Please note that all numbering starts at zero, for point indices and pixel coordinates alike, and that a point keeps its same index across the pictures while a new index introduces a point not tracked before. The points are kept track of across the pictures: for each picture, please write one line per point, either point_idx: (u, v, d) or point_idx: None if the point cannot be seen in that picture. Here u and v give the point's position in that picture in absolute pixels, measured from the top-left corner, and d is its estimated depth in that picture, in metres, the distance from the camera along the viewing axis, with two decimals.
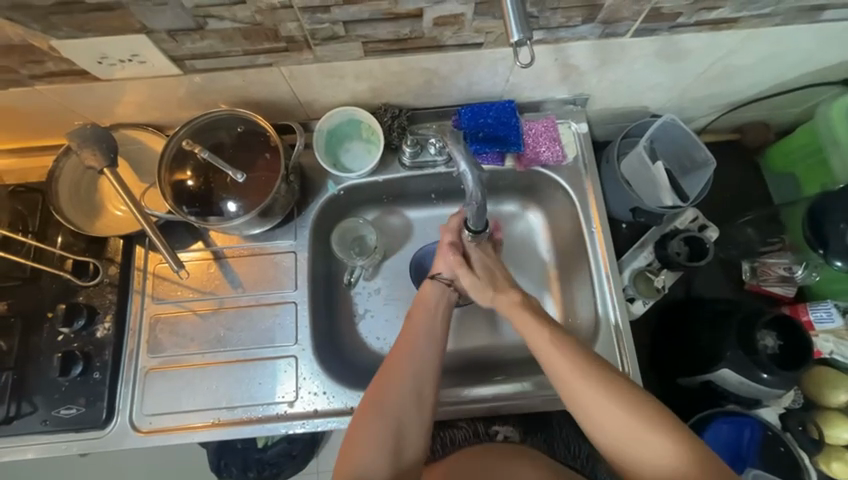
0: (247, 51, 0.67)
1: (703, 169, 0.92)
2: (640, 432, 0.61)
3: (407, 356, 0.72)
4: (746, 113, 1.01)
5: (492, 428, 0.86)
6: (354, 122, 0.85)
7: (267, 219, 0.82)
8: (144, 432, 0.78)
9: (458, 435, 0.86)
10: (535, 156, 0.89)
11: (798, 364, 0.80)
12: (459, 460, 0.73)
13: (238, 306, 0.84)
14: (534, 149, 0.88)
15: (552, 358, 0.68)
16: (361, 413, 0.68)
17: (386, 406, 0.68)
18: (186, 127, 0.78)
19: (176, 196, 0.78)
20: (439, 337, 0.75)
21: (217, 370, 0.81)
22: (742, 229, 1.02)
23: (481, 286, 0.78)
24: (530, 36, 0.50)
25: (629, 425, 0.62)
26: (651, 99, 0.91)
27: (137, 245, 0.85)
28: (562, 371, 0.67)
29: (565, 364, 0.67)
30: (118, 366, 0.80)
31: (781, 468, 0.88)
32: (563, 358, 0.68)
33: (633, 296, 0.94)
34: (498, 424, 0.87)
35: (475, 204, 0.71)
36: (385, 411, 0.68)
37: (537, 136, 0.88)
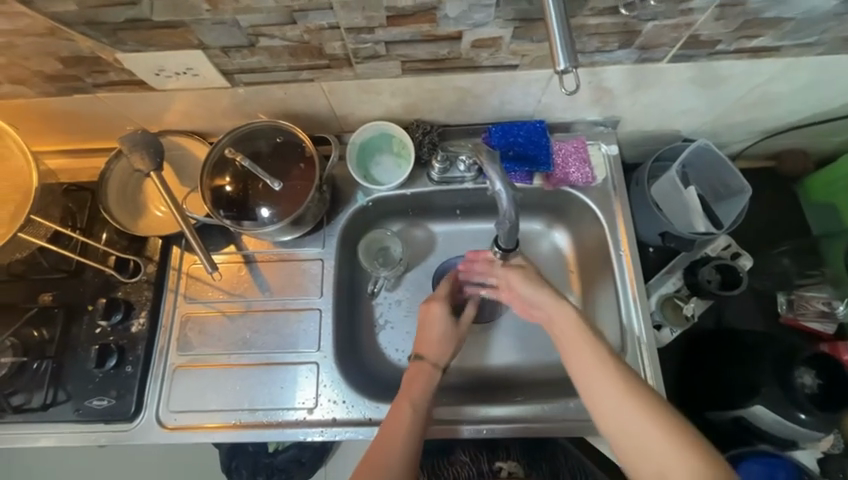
0: (291, 67, 0.70)
1: (738, 196, 0.90)
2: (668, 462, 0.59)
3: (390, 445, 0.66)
4: (784, 140, 0.99)
5: (496, 464, 0.91)
6: (386, 136, 0.88)
7: (298, 226, 0.84)
8: (168, 428, 0.80)
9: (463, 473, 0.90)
10: (565, 175, 0.88)
11: (840, 406, 0.76)
12: None
13: (265, 310, 0.86)
14: (563, 168, 0.88)
15: (589, 372, 0.66)
16: None
17: None
18: (229, 136, 0.82)
19: (215, 201, 0.81)
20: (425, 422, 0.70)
21: (241, 372, 0.82)
22: (778, 260, 0.99)
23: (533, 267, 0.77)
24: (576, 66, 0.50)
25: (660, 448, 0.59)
26: (684, 123, 0.90)
27: (174, 245, 0.89)
28: (595, 386, 0.65)
29: (588, 355, 0.67)
30: (149, 361, 0.83)
31: None
32: (588, 351, 0.67)
33: (660, 323, 0.92)
34: (501, 459, 0.92)
35: (509, 221, 0.70)
36: None
37: (566, 155, 0.89)
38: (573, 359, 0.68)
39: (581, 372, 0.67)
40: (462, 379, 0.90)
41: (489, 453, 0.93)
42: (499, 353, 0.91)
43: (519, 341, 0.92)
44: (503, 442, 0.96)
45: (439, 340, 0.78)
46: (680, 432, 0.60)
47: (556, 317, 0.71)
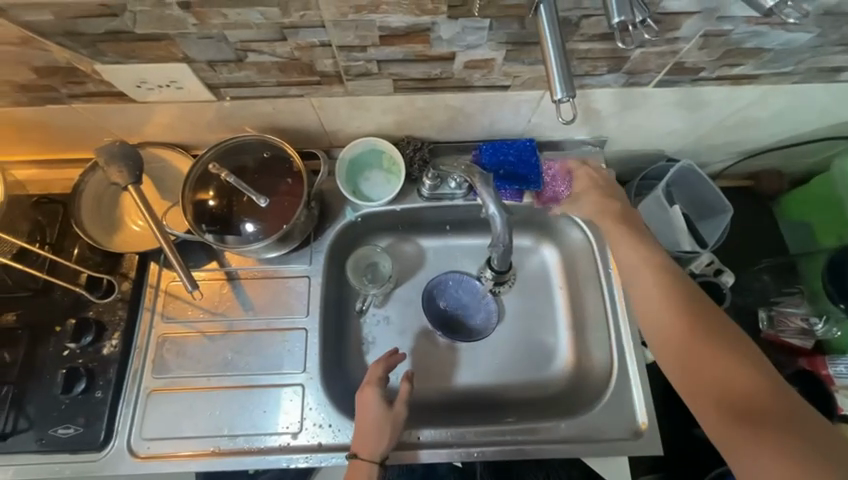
0: (280, 83, 0.69)
1: (720, 215, 0.92)
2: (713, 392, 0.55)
3: None
4: (761, 161, 1.02)
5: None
6: (377, 151, 0.87)
7: (285, 243, 0.82)
8: (141, 458, 0.75)
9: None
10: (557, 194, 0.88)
11: (822, 421, 0.78)
12: None
13: (248, 330, 0.82)
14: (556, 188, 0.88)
15: (652, 295, 0.63)
16: None
17: None
18: (213, 150, 0.80)
19: (197, 216, 0.78)
20: None
21: (221, 396, 0.79)
22: (757, 277, 1.02)
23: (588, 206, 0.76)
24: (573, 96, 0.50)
25: (712, 371, 0.56)
26: (668, 144, 0.92)
27: (152, 261, 0.85)
28: (645, 290, 0.64)
29: (631, 254, 0.68)
30: (121, 385, 0.78)
31: None
32: (630, 247, 0.68)
33: None
34: None
35: (503, 244, 0.75)
36: None
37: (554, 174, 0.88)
38: (616, 246, 0.70)
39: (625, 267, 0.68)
40: (450, 399, 0.89)
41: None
42: (490, 370, 0.90)
43: (509, 359, 0.91)
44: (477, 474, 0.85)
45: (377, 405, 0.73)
46: (731, 355, 0.56)
47: (607, 229, 0.72)
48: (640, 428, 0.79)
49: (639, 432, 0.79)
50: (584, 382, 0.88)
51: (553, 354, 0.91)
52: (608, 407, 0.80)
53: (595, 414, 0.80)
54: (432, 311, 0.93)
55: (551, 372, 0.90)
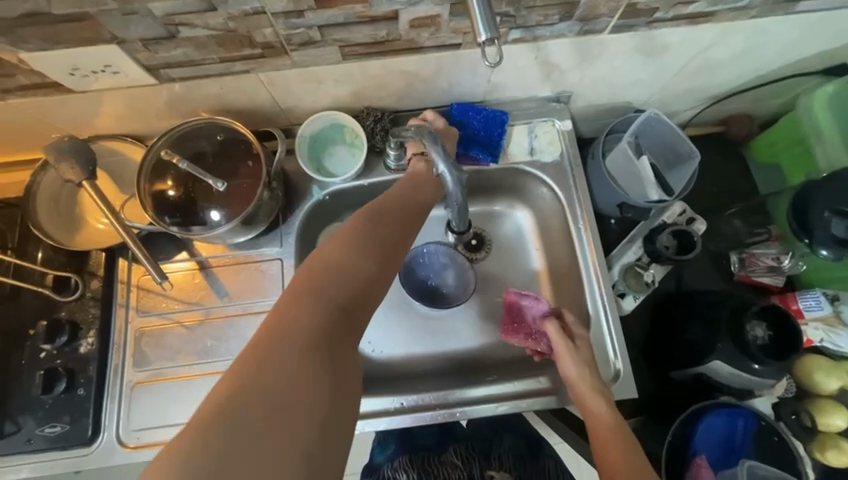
0: (222, 59, 0.66)
1: (686, 164, 0.92)
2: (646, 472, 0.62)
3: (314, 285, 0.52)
4: (729, 106, 1.02)
5: (486, 472, 0.84)
6: (337, 126, 0.85)
7: (251, 227, 0.81)
8: (131, 447, 0.76)
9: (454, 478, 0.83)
10: (532, 346, 0.84)
11: (788, 352, 0.80)
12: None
13: (225, 316, 0.83)
14: (526, 337, 0.84)
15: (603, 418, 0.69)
16: (270, 314, 0.49)
17: (293, 338, 0.47)
18: (165, 137, 0.77)
19: (157, 207, 0.77)
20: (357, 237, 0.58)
21: (205, 382, 0.79)
22: (729, 222, 1.04)
23: (578, 370, 0.74)
24: (497, 36, 0.51)
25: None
26: (633, 94, 0.91)
27: (120, 257, 0.83)
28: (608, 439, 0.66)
29: (603, 415, 0.69)
30: (103, 381, 0.78)
31: (776, 459, 0.87)
32: (603, 411, 0.69)
33: (623, 291, 0.96)
34: (492, 468, 0.85)
35: (457, 204, 0.74)
36: (299, 322, 0.48)
37: (524, 314, 0.85)
38: (588, 414, 0.70)
39: (595, 436, 0.67)
40: (435, 366, 0.91)
41: (481, 461, 0.86)
42: (472, 335, 0.92)
43: (487, 322, 0.93)
44: (496, 449, 0.89)
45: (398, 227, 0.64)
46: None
47: (588, 406, 0.71)
48: (616, 376, 0.81)
49: (614, 380, 0.81)
50: None
51: None
52: None
53: None
54: (409, 284, 0.94)
55: None
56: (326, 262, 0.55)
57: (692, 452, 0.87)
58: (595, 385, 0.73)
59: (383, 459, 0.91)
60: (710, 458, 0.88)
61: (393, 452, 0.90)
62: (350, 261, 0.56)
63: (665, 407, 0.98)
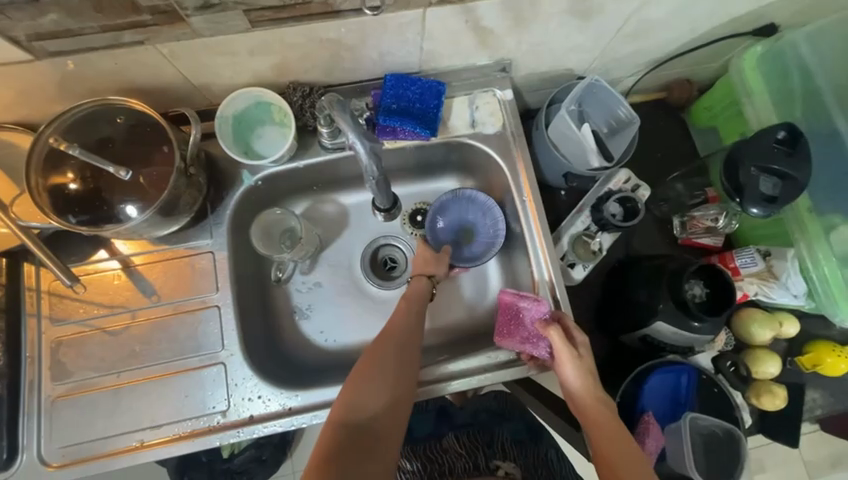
0: (106, 28, 0.58)
1: (626, 129, 0.92)
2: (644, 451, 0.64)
3: (393, 327, 0.73)
4: (669, 70, 1.02)
5: (493, 462, 0.85)
6: (263, 105, 0.79)
7: (171, 218, 0.74)
8: (54, 467, 0.70)
9: (459, 465, 0.84)
10: (528, 352, 0.79)
11: (724, 308, 0.84)
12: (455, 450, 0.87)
13: (154, 317, 0.76)
14: (522, 341, 0.78)
15: (603, 413, 0.69)
16: (358, 369, 0.68)
17: (387, 352, 0.70)
18: (54, 123, 0.68)
19: (57, 204, 0.68)
20: (419, 326, 0.75)
21: (138, 389, 0.74)
22: (672, 186, 1.06)
23: (579, 374, 0.72)
24: None
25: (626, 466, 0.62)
26: (573, 60, 0.89)
27: (25, 262, 0.75)
28: (605, 420, 0.67)
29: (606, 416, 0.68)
30: (17, 399, 0.71)
31: (718, 408, 0.92)
32: (605, 412, 0.69)
33: (573, 261, 0.96)
34: (498, 459, 0.85)
35: (374, 180, 0.72)
36: (380, 373, 0.67)
37: (522, 317, 0.79)
38: (586, 413, 0.70)
39: (590, 421, 0.69)
40: None
41: (486, 451, 0.87)
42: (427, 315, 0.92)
43: (440, 301, 0.93)
44: (499, 438, 0.91)
45: (419, 292, 0.80)
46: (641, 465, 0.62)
47: (585, 407, 0.70)
48: None
49: None
50: None
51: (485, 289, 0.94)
52: None
53: None
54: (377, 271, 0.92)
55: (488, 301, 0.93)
56: (398, 337, 0.72)
57: (640, 411, 0.92)
58: (597, 392, 0.71)
59: None
60: (657, 413, 0.93)
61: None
62: (416, 314, 0.77)
63: (617, 369, 1.02)
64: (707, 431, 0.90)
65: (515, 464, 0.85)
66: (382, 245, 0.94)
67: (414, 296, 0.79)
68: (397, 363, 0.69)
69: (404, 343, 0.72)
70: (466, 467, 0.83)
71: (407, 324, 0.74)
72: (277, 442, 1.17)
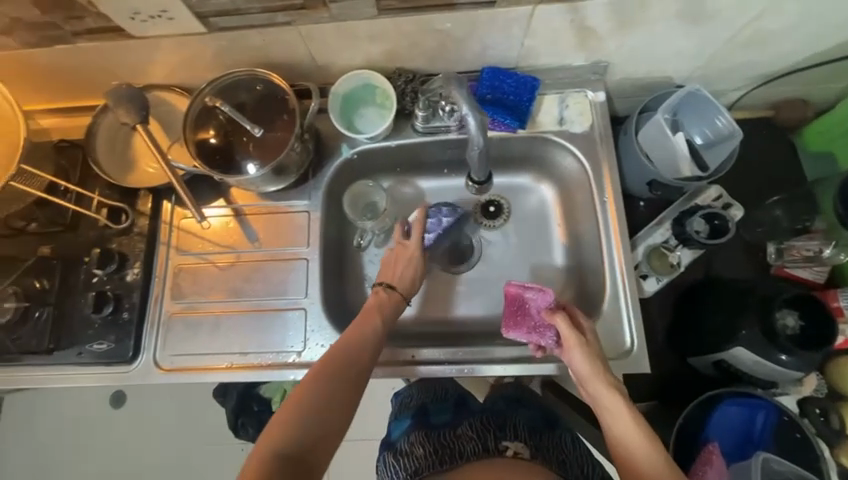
0: (266, 9, 0.70)
1: (726, 142, 0.87)
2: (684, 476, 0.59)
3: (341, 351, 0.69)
4: (782, 87, 0.96)
5: (503, 443, 0.77)
6: (369, 87, 0.87)
7: (282, 177, 0.86)
8: (165, 370, 0.84)
9: (468, 447, 0.77)
10: (535, 342, 0.78)
11: (818, 344, 0.77)
12: (463, 435, 0.80)
13: (254, 260, 0.88)
14: (529, 331, 0.78)
15: (622, 416, 0.65)
16: (289, 400, 0.62)
17: (329, 384, 0.64)
18: (211, 85, 0.82)
19: (199, 151, 0.82)
20: (374, 349, 0.71)
21: (232, 319, 0.86)
22: (770, 210, 0.98)
23: (590, 365, 0.69)
24: None
25: None
26: (674, 68, 0.88)
27: (165, 200, 0.90)
28: (627, 435, 0.63)
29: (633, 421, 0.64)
30: (144, 309, 0.86)
31: (796, 454, 0.85)
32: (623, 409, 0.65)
33: (647, 273, 0.93)
34: (507, 439, 0.79)
35: (477, 150, 0.77)
36: (318, 406, 0.62)
37: (528, 307, 0.78)
38: (606, 415, 0.66)
39: (615, 437, 0.64)
40: (445, 329, 0.93)
41: (496, 432, 0.80)
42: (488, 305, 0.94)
43: (499, 292, 0.94)
44: (511, 421, 0.83)
45: (384, 306, 0.77)
46: None
47: (603, 404, 0.67)
48: (629, 351, 0.79)
49: (626, 357, 0.79)
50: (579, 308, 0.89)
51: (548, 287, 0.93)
52: (598, 329, 0.80)
53: None
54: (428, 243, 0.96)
55: None
56: (340, 362, 0.67)
57: (705, 440, 0.86)
58: (611, 382, 0.67)
59: (399, 434, 0.88)
60: (722, 446, 0.87)
61: (409, 427, 0.88)
62: (372, 336, 0.72)
63: (677, 392, 0.97)
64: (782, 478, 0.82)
65: (524, 444, 0.78)
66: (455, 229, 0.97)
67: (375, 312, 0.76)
68: (339, 394, 0.65)
69: (347, 369, 0.67)
70: (475, 450, 0.76)
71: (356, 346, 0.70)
72: None
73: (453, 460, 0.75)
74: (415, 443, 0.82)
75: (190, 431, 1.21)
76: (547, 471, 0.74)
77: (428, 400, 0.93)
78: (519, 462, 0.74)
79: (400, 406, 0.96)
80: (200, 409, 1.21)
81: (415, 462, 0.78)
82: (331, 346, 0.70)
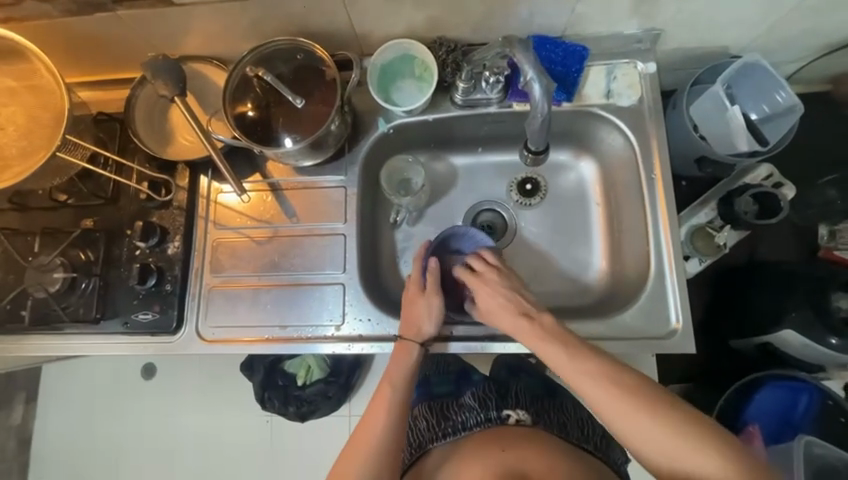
0: None
1: (785, 117, 0.83)
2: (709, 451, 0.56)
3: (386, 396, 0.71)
4: (846, 60, 0.89)
5: (504, 411, 0.78)
6: (408, 58, 0.85)
7: (319, 151, 0.84)
8: (208, 341, 0.86)
9: (469, 419, 0.78)
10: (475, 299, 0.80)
11: None
12: (463, 407, 0.82)
13: (291, 235, 0.88)
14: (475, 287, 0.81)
15: (606, 392, 0.62)
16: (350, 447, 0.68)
17: (383, 430, 0.68)
18: (253, 54, 0.80)
19: (238, 123, 0.81)
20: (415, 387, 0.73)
21: (271, 292, 0.87)
22: (822, 191, 0.96)
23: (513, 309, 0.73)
24: None
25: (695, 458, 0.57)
26: (732, 37, 0.83)
27: (201, 174, 0.90)
28: (622, 414, 0.61)
29: (614, 395, 0.62)
30: (186, 281, 0.88)
31: (837, 437, 0.84)
32: (603, 384, 0.63)
33: (689, 254, 0.91)
34: (509, 407, 0.80)
35: (539, 118, 0.73)
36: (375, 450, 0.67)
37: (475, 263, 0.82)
38: (593, 396, 0.63)
39: (608, 416, 0.62)
40: None
41: (498, 401, 0.81)
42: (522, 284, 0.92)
43: (530, 272, 0.92)
44: (512, 389, 0.85)
45: (416, 349, 0.76)
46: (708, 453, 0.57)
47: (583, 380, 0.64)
48: (674, 330, 0.77)
49: (670, 337, 0.77)
50: (616, 289, 0.87)
51: (586, 268, 0.91)
52: (640, 309, 0.79)
53: (623, 318, 0.79)
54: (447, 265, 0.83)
55: (585, 281, 0.90)
56: (388, 406, 0.70)
57: (743, 422, 0.86)
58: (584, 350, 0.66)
59: None
60: (762, 429, 0.86)
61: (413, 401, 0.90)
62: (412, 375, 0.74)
63: (713, 373, 0.97)
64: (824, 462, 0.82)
65: (526, 410, 0.80)
66: (485, 209, 0.96)
67: (398, 371, 0.73)
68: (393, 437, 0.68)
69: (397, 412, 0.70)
70: (478, 419, 0.77)
71: (401, 391, 0.72)
72: (343, 381, 1.15)
73: (455, 433, 0.77)
74: (418, 416, 0.84)
75: (220, 402, 1.24)
76: (549, 436, 0.75)
77: (431, 373, 0.95)
78: (519, 428, 0.76)
79: None
80: (228, 382, 1.24)
81: (419, 436, 0.80)
82: (376, 390, 0.72)
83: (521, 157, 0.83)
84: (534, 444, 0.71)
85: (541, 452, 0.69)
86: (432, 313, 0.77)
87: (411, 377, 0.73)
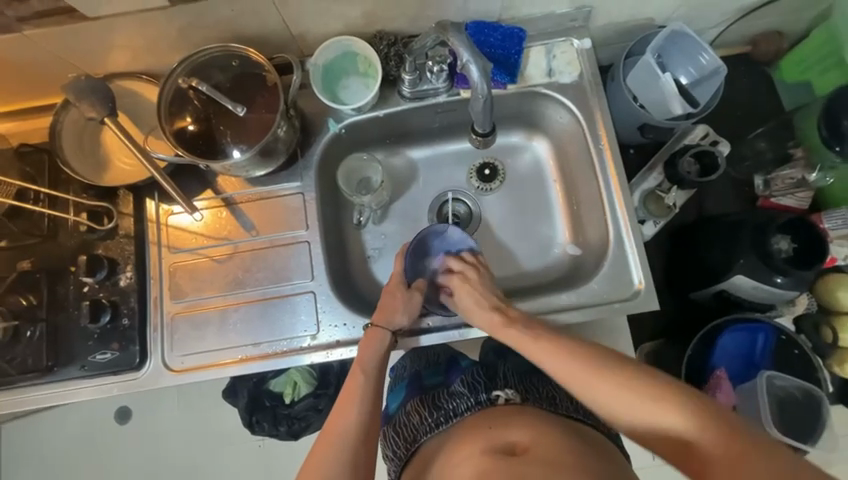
0: None
1: (712, 79, 0.88)
2: (669, 407, 0.57)
3: (347, 409, 0.66)
4: (759, 22, 0.96)
5: (493, 392, 0.75)
6: (350, 55, 0.84)
7: (270, 159, 0.82)
8: (176, 371, 0.81)
9: (458, 405, 0.75)
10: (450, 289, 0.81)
11: (812, 261, 0.82)
12: (451, 393, 0.79)
13: (253, 248, 0.85)
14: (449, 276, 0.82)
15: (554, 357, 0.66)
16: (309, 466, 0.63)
17: (345, 442, 0.64)
18: (183, 65, 0.77)
19: (178, 139, 0.77)
20: (378, 395, 0.69)
21: (239, 310, 0.83)
22: (753, 144, 1.02)
23: (478, 302, 0.76)
24: None
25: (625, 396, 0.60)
26: (656, 9, 0.87)
27: (146, 197, 0.85)
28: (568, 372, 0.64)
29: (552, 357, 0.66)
30: (145, 313, 0.83)
31: (795, 369, 0.91)
32: (548, 349, 0.67)
33: (644, 218, 0.96)
34: (498, 387, 0.76)
35: (481, 99, 0.72)
36: (336, 465, 0.62)
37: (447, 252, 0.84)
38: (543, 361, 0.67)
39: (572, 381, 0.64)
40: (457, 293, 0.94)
41: (486, 383, 0.78)
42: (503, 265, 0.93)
43: (498, 255, 0.94)
44: (500, 370, 0.82)
45: (379, 355, 0.73)
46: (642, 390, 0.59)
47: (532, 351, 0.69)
48: (639, 289, 0.81)
49: (635, 297, 0.81)
50: (581, 259, 0.90)
51: (552, 242, 0.93)
52: (606, 274, 0.82)
53: (590, 286, 0.82)
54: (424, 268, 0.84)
55: (551, 259, 0.93)
56: (350, 415, 0.66)
57: (711, 368, 0.91)
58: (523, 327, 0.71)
59: (396, 406, 0.87)
60: (730, 371, 0.92)
61: (405, 397, 0.86)
62: (374, 383, 0.69)
63: (680, 327, 1.03)
64: (784, 392, 0.90)
65: (515, 388, 0.76)
66: (448, 200, 0.97)
67: (369, 356, 0.72)
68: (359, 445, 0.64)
69: (360, 421, 0.66)
70: (469, 406, 0.74)
71: (362, 401, 0.67)
72: (333, 393, 1.10)
73: (447, 422, 0.75)
74: (409, 411, 0.81)
75: (204, 434, 1.18)
76: (540, 411, 0.72)
77: (420, 367, 0.92)
78: (509, 406, 0.73)
79: (396, 377, 0.94)
80: (211, 412, 1.19)
81: (414, 430, 0.78)
82: (335, 403, 0.68)
83: (472, 143, 0.83)
84: (530, 415, 0.70)
85: (531, 428, 0.66)
86: (412, 308, 0.78)
87: (383, 364, 0.73)
